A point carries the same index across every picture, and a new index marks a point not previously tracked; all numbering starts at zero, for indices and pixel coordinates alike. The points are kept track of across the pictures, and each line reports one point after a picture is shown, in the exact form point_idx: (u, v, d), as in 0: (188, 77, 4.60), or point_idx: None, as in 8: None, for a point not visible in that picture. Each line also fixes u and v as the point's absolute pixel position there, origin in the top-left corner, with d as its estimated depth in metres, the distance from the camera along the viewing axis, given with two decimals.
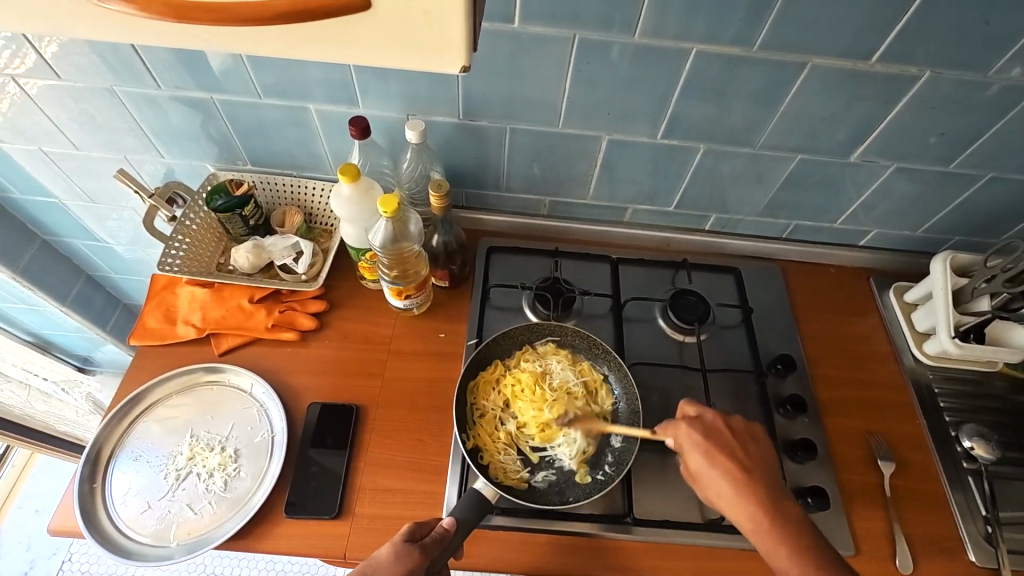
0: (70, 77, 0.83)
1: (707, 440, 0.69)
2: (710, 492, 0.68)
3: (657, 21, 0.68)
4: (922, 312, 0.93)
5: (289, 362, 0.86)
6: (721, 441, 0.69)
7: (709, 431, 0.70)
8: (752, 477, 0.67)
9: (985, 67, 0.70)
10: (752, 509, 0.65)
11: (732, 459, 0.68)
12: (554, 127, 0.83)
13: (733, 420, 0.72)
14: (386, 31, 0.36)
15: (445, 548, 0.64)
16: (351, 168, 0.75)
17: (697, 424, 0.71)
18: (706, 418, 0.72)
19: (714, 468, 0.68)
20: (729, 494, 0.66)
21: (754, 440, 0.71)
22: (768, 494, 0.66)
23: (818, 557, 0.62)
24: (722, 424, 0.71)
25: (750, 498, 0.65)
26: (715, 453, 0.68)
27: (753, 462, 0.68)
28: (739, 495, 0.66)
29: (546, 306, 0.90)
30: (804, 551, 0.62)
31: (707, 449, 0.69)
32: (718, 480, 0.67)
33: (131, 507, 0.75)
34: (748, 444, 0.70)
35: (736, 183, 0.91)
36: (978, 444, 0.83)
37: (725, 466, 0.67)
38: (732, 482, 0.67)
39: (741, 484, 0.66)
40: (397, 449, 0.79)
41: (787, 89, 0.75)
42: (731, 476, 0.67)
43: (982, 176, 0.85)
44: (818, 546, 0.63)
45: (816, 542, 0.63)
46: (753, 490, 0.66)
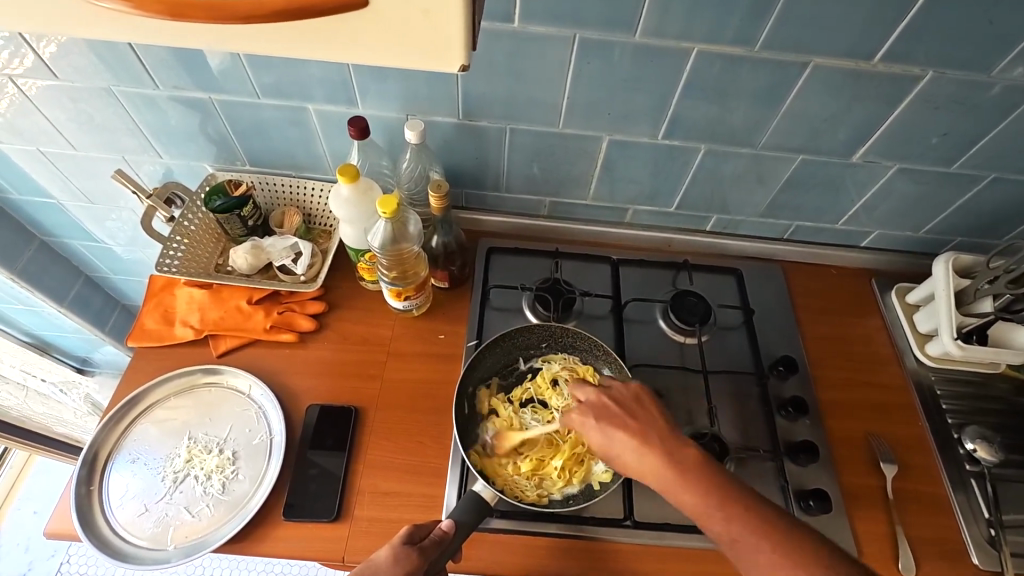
0: (67, 77, 0.83)
1: (598, 413, 0.69)
2: (621, 461, 0.67)
3: (658, 20, 0.67)
4: (924, 313, 0.92)
5: (288, 363, 0.85)
6: (612, 409, 0.69)
7: (599, 408, 0.70)
8: (647, 435, 0.66)
9: (989, 68, 0.69)
10: (656, 463, 0.64)
11: (625, 424, 0.67)
12: (554, 127, 0.83)
13: (615, 390, 0.71)
14: (386, 30, 0.36)
15: (443, 551, 0.63)
16: (349, 168, 0.75)
17: (586, 406, 0.70)
18: (589, 398, 0.71)
19: (614, 434, 0.67)
20: (636, 457, 0.65)
21: (638, 400, 0.70)
22: (669, 446, 0.65)
23: (731, 496, 0.61)
24: (603, 396, 0.71)
25: (653, 452, 0.65)
26: (602, 420, 0.68)
27: (636, 418, 0.68)
28: (644, 453, 0.65)
29: (547, 308, 0.89)
30: (724, 500, 0.60)
31: (603, 423, 0.68)
32: (626, 447, 0.66)
33: (128, 510, 0.74)
34: (633, 407, 0.69)
35: (737, 184, 0.90)
36: (981, 447, 0.83)
37: (623, 430, 0.67)
38: (634, 444, 0.66)
39: (641, 441, 0.66)
40: (396, 452, 0.78)
41: (789, 89, 0.74)
42: (631, 438, 0.66)
43: (984, 177, 0.84)
44: (730, 488, 0.61)
45: (725, 484, 0.62)
46: (652, 445, 0.65)
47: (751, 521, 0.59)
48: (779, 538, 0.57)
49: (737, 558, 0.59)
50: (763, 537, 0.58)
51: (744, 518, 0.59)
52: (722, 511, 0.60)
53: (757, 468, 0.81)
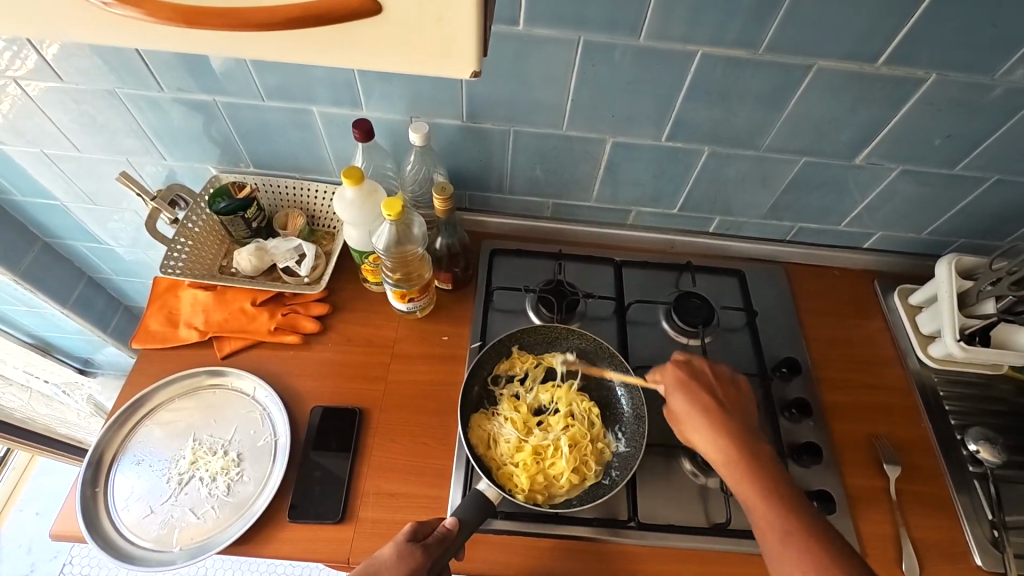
0: (72, 79, 0.83)
1: (688, 379, 0.73)
2: (689, 432, 0.71)
3: (663, 23, 0.67)
4: (927, 314, 0.92)
5: (293, 364, 0.86)
6: (704, 386, 0.72)
7: (695, 373, 0.74)
8: (722, 412, 0.69)
9: (992, 69, 0.69)
10: (725, 445, 0.68)
11: (710, 396, 0.71)
12: (558, 130, 0.83)
13: (718, 367, 0.75)
14: (399, 36, 0.36)
15: (448, 547, 0.63)
16: (354, 170, 0.75)
17: (684, 366, 0.74)
18: (693, 362, 0.75)
19: (694, 409, 0.70)
20: (709, 434, 0.69)
21: (737, 388, 0.74)
22: (746, 434, 0.69)
23: (782, 490, 0.64)
24: (708, 369, 0.74)
25: (729, 435, 0.68)
26: (692, 390, 0.72)
27: (728, 401, 0.71)
28: (718, 433, 0.68)
29: (550, 309, 0.89)
30: (785, 497, 0.64)
31: (688, 388, 0.72)
32: (698, 421, 0.70)
33: (133, 512, 0.74)
34: (727, 390, 0.73)
35: (740, 186, 0.90)
36: (984, 448, 0.83)
37: (703, 405, 0.70)
38: (712, 422, 0.69)
39: (717, 422, 0.69)
40: (400, 452, 0.79)
41: (793, 91, 0.75)
42: (709, 415, 0.69)
43: (987, 178, 0.84)
44: (785, 486, 0.65)
45: (782, 480, 0.65)
46: (727, 424, 0.69)
47: (800, 520, 0.61)
48: (824, 545, 0.60)
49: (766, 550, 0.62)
50: (810, 540, 0.60)
51: (795, 515, 0.62)
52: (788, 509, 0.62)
53: None
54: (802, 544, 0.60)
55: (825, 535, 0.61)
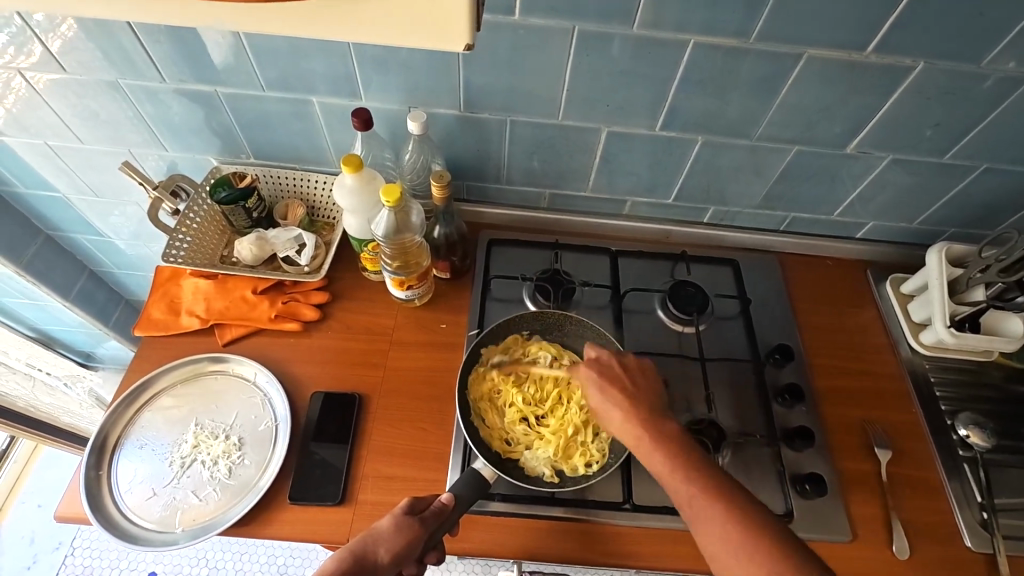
0: (75, 71, 0.84)
1: (603, 376, 0.73)
2: (607, 423, 0.71)
3: (656, 12, 0.69)
4: (919, 302, 0.94)
5: (292, 352, 0.87)
6: (615, 380, 0.72)
7: (606, 369, 0.74)
8: (637, 406, 0.70)
9: (979, 58, 0.71)
10: (633, 430, 0.69)
11: (624, 393, 0.71)
12: (554, 120, 0.84)
13: (628, 359, 0.75)
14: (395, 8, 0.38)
15: (442, 523, 0.64)
16: (353, 158, 0.76)
17: (594, 363, 0.74)
18: (602, 359, 0.75)
19: (607, 400, 0.71)
20: (619, 420, 0.70)
21: (644, 373, 0.74)
22: (649, 420, 0.69)
23: (697, 460, 0.65)
24: (616, 360, 0.74)
25: (633, 417, 0.69)
26: (610, 388, 0.72)
27: (637, 390, 0.72)
28: (630, 421, 0.69)
29: (547, 297, 0.91)
30: (704, 479, 0.63)
31: (601, 384, 0.72)
32: (613, 412, 0.70)
33: (136, 495, 0.75)
34: (637, 377, 0.73)
35: (734, 176, 0.92)
36: (973, 433, 0.84)
37: (621, 401, 0.71)
38: (620, 408, 0.70)
39: (631, 412, 0.69)
40: (399, 437, 0.80)
41: (784, 80, 0.76)
42: (620, 403, 0.70)
43: (976, 167, 0.86)
44: (692, 457, 0.65)
45: (698, 453, 0.66)
46: (639, 414, 0.69)
47: (722, 493, 0.62)
48: (735, 512, 0.60)
49: (699, 538, 0.61)
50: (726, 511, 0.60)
51: (713, 491, 0.62)
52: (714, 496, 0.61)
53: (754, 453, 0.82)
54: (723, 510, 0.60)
55: (743, 510, 0.60)
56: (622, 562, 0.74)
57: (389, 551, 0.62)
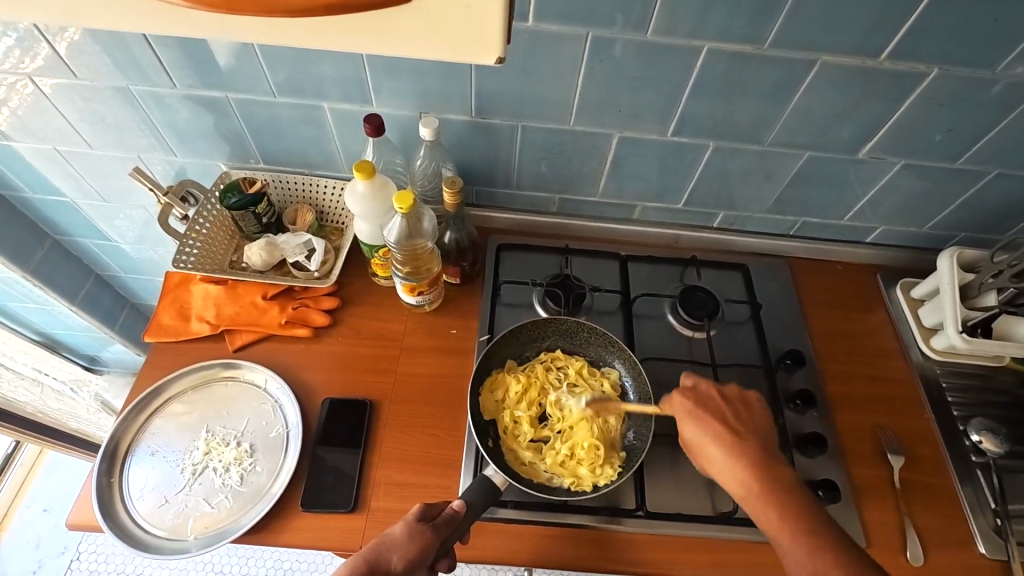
0: (84, 76, 0.84)
1: (699, 409, 0.71)
2: (710, 465, 0.69)
3: (670, 18, 0.69)
4: (930, 307, 0.94)
5: (303, 357, 0.87)
6: (717, 413, 0.71)
7: (701, 399, 0.73)
8: (741, 440, 0.68)
9: (993, 64, 0.71)
10: (742, 474, 0.66)
11: (722, 423, 0.70)
12: (565, 125, 0.84)
13: (727, 389, 0.74)
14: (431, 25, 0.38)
15: (455, 530, 0.64)
16: (366, 165, 0.76)
17: (690, 393, 0.73)
18: (700, 388, 0.74)
19: (704, 433, 0.70)
20: (724, 462, 0.68)
21: (745, 405, 0.73)
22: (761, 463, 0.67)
23: (798, 508, 0.63)
24: (716, 393, 0.73)
25: (745, 459, 0.67)
26: (699, 416, 0.71)
27: (742, 425, 0.70)
28: (732, 462, 0.67)
29: (557, 302, 0.90)
30: (810, 518, 0.62)
31: (699, 415, 0.71)
32: (714, 449, 0.69)
33: (148, 502, 0.75)
34: (739, 408, 0.72)
35: (744, 181, 0.91)
36: (986, 439, 0.84)
37: (715, 432, 0.69)
38: (726, 452, 0.68)
39: (732, 449, 0.68)
40: (410, 444, 0.80)
41: (796, 86, 0.76)
42: (721, 441, 0.69)
43: (988, 172, 0.85)
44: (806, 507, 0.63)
45: (801, 496, 0.64)
46: (745, 455, 0.67)
47: (814, 542, 0.60)
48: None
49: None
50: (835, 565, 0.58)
51: (809, 540, 0.61)
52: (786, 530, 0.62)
53: None
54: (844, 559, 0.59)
55: (854, 559, 0.59)
56: (635, 570, 0.73)
57: (403, 559, 0.61)
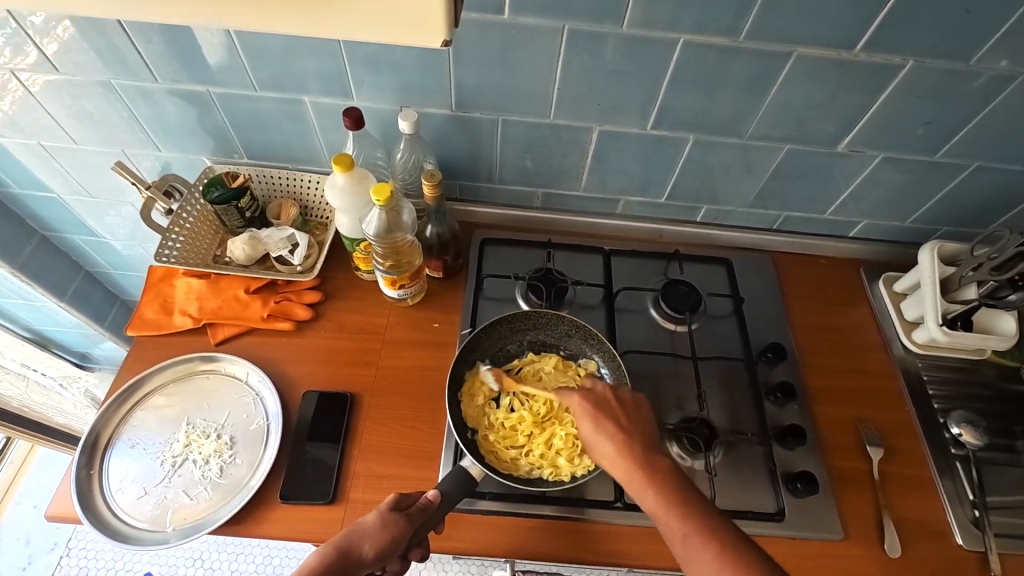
0: (67, 71, 0.84)
1: (598, 408, 0.71)
2: (600, 457, 0.69)
3: (645, 10, 0.69)
4: (912, 301, 0.94)
5: (285, 351, 0.87)
6: (612, 414, 0.71)
7: (600, 400, 0.73)
8: (631, 439, 0.68)
9: (968, 56, 0.71)
10: (624, 464, 0.67)
11: (616, 425, 0.70)
12: (546, 119, 0.84)
13: (622, 391, 0.74)
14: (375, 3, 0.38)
15: (428, 519, 0.64)
16: (345, 157, 0.76)
17: (588, 394, 0.73)
18: (597, 391, 0.73)
19: (608, 441, 0.69)
20: (614, 455, 0.68)
21: (638, 409, 0.72)
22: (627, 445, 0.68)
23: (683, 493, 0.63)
24: (612, 395, 0.73)
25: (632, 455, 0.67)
26: (601, 418, 0.70)
27: (633, 426, 0.70)
28: (619, 455, 0.67)
29: (539, 296, 0.91)
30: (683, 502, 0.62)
31: (599, 418, 0.70)
32: (606, 442, 0.69)
33: (128, 494, 0.76)
34: (632, 413, 0.71)
35: (726, 174, 0.92)
36: (966, 431, 0.84)
37: (616, 428, 0.69)
38: (615, 444, 0.68)
39: (623, 443, 0.68)
40: (390, 436, 0.80)
41: (773, 79, 0.76)
42: (615, 438, 0.68)
43: (967, 166, 0.86)
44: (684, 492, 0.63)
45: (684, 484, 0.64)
46: (632, 449, 0.67)
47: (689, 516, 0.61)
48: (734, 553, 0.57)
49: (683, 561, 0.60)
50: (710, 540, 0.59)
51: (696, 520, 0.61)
52: (701, 534, 0.59)
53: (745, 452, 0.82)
54: (701, 542, 0.59)
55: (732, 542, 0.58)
56: (614, 561, 0.74)
57: (374, 546, 0.62)
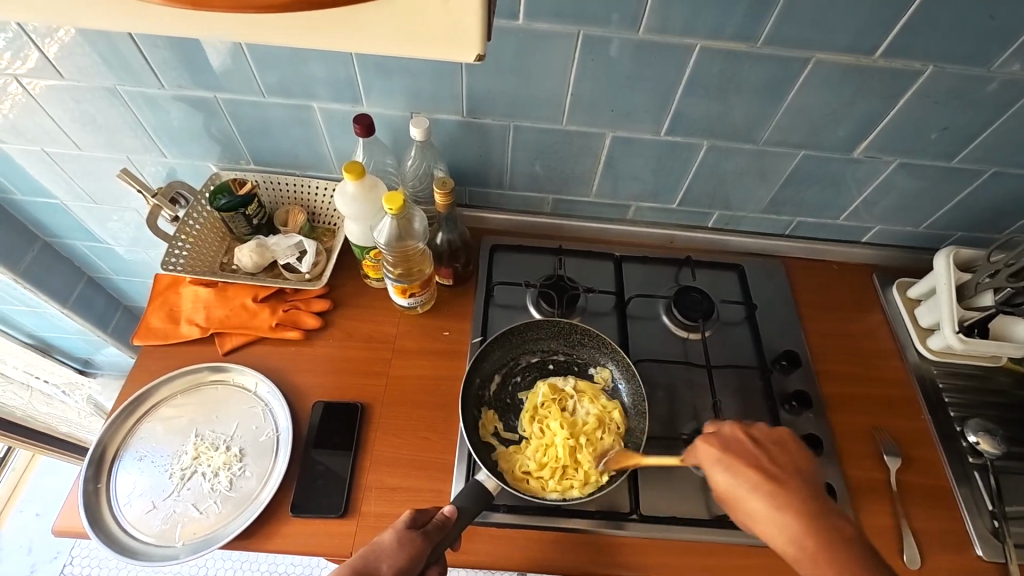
0: (71, 76, 0.83)
1: (727, 454, 0.65)
2: (749, 506, 0.62)
3: (662, 16, 0.68)
4: (926, 307, 0.93)
5: (294, 360, 0.86)
6: (741, 455, 0.65)
7: (732, 446, 0.67)
8: (782, 487, 0.61)
9: (988, 62, 0.70)
10: (788, 523, 0.59)
11: (760, 472, 0.63)
12: (559, 125, 0.83)
13: (756, 430, 0.68)
14: (409, 25, 0.38)
15: (446, 535, 0.64)
16: (356, 165, 0.75)
17: (716, 439, 0.67)
18: (723, 432, 0.68)
19: (734, 479, 0.64)
20: (767, 513, 0.61)
21: (782, 446, 0.66)
22: (812, 510, 0.60)
23: (818, 530, 0.58)
24: (740, 434, 0.68)
25: (789, 510, 0.60)
26: (734, 463, 0.65)
27: (783, 470, 0.63)
28: (773, 508, 0.60)
29: (551, 304, 0.90)
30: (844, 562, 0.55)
31: (728, 462, 0.65)
32: (752, 498, 0.62)
33: (136, 508, 0.74)
34: (771, 452, 0.65)
35: (740, 180, 0.91)
36: (984, 440, 0.83)
37: (750, 476, 0.63)
38: (769, 502, 0.61)
39: (775, 498, 0.61)
40: (401, 447, 0.79)
41: (790, 86, 0.75)
42: (761, 491, 0.62)
43: (983, 172, 0.85)
44: (825, 531, 0.58)
45: (830, 526, 0.58)
46: (791, 500, 0.60)
47: (831, 556, 0.56)
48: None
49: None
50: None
51: (823, 550, 0.57)
52: (816, 551, 0.57)
53: None
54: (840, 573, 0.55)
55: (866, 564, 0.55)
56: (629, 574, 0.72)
57: (392, 567, 0.60)
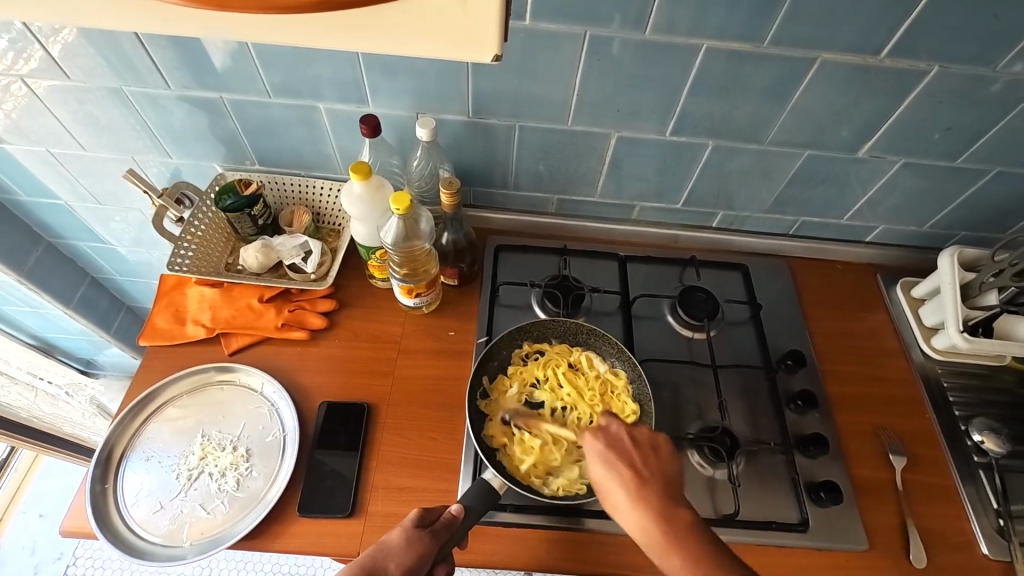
0: (77, 77, 0.83)
1: (609, 451, 0.69)
2: (613, 503, 0.67)
3: (668, 17, 0.68)
4: (931, 306, 0.93)
5: (300, 360, 0.86)
6: (620, 453, 0.69)
7: (612, 441, 0.71)
8: (645, 488, 0.66)
9: (993, 62, 0.70)
10: (645, 522, 0.64)
11: (630, 467, 0.68)
12: (563, 125, 0.83)
13: (638, 431, 0.72)
14: (427, 25, 0.39)
15: (453, 534, 0.64)
16: (363, 166, 0.75)
17: (602, 434, 0.71)
18: (610, 429, 0.72)
19: (614, 476, 0.68)
20: (628, 508, 0.65)
21: (657, 451, 0.70)
22: (665, 511, 0.64)
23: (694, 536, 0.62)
24: (626, 435, 0.71)
25: (645, 511, 0.64)
26: (615, 461, 0.69)
27: (647, 470, 0.68)
28: (636, 505, 0.65)
29: (556, 303, 0.90)
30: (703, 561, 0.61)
31: (608, 458, 0.69)
32: (618, 492, 0.67)
33: (143, 508, 0.74)
34: (648, 454, 0.69)
35: (744, 180, 0.91)
36: (988, 438, 0.83)
37: (626, 475, 0.67)
38: (631, 496, 0.66)
39: (638, 496, 0.65)
40: (408, 447, 0.79)
41: (796, 86, 0.75)
42: (628, 487, 0.66)
43: (987, 172, 0.85)
44: (699, 538, 0.62)
45: (701, 530, 0.63)
46: (648, 502, 0.65)
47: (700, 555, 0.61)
48: None
49: None
50: None
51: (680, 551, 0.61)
52: (676, 552, 0.61)
53: (767, 461, 0.82)
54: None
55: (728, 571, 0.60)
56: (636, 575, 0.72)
57: (400, 564, 0.61)
